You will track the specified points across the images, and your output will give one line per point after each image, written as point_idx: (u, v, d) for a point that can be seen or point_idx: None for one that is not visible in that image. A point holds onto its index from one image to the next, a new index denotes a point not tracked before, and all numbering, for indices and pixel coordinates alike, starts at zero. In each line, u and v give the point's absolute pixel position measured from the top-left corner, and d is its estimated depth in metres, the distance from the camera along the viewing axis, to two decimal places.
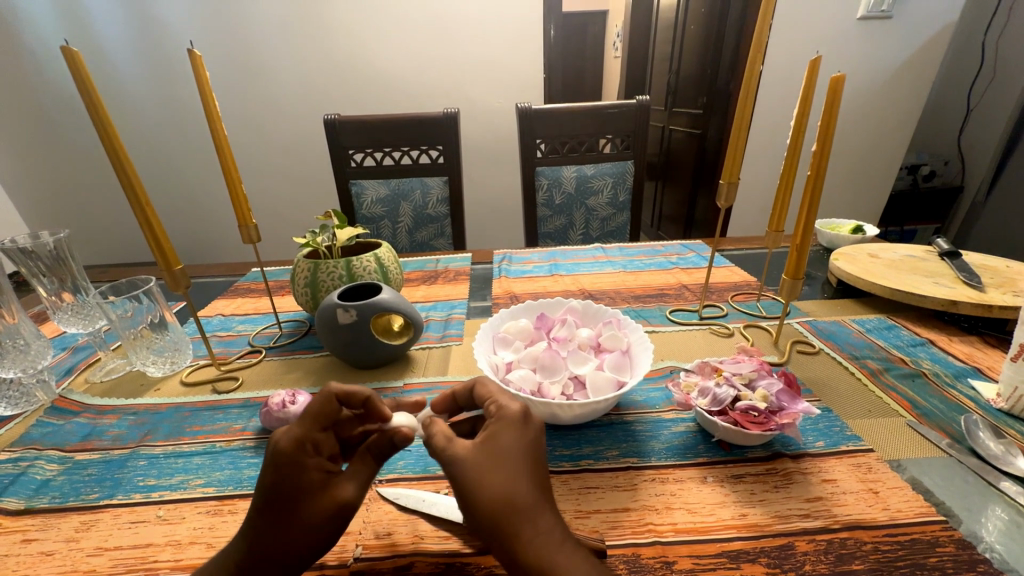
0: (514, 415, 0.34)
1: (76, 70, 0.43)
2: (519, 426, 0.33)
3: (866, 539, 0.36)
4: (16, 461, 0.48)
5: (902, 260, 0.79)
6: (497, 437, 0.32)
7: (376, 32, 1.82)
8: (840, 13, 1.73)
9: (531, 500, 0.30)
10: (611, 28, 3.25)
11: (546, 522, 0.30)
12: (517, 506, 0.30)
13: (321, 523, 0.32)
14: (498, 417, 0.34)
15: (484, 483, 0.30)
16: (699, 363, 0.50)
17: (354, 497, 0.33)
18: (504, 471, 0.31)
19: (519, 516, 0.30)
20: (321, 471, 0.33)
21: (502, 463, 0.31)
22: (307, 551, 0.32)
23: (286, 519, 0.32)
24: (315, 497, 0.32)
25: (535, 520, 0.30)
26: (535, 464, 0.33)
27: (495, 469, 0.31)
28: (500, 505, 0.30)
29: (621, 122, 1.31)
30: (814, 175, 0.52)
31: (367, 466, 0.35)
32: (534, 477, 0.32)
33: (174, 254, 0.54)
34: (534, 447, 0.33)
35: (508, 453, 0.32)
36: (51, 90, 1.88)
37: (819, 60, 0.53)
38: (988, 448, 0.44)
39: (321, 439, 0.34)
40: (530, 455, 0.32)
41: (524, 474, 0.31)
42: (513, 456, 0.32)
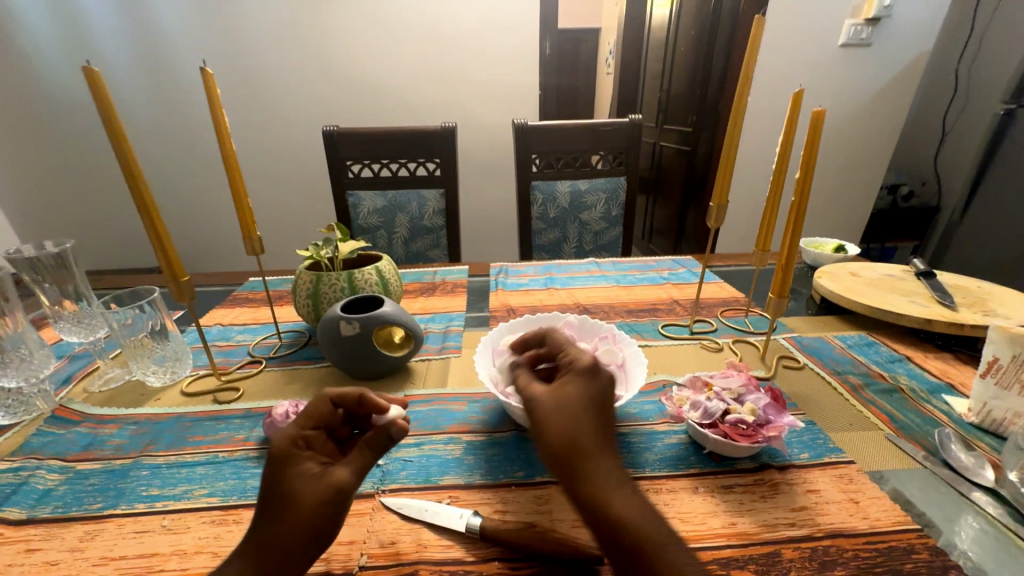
0: (584, 366, 0.40)
1: (94, 89, 0.44)
2: (584, 377, 0.39)
3: (848, 546, 0.39)
4: (16, 471, 0.48)
5: (881, 279, 0.83)
6: (566, 384, 0.39)
7: (376, 45, 1.86)
8: (823, 40, 1.81)
9: (593, 436, 0.35)
10: (604, 46, 3.34)
11: (608, 457, 0.34)
12: (579, 440, 0.34)
13: (314, 506, 0.34)
14: (569, 370, 0.40)
15: (553, 419, 0.36)
16: (690, 378, 0.53)
17: (346, 481, 0.35)
18: (566, 410, 0.37)
19: (583, 447, 0.34)
20: (315, 463, 0.36)
21: (569, 403, 0.37)
22: (307, 539, 0.33)
23: (280, 509, 0.33)
24: (310, 486, 0.34)
25: (595, 453, 0.34)
26: (599, 409, 0.37)
27: (562, 409, 0.37)
28: (566, 438, 0.35)
29: (614, 139, 1.35)
30: (798, 200, 0.56)
31: (361, 454, 0.37)
32: (595, 419, 0.36)
33: (181, 265, 0.55)
34: (598, 395, 0.38)
35: (573, 398, 0.37)
36: (44, 94, 1.87)
37: (802, 93, 0.57)
38: (960, 461, 0.47)
39: (313, 434, 0.37)
40: (592, 401, 0.37)
41: (587, 415, 0.36)
42: (579, 400, 0.37)
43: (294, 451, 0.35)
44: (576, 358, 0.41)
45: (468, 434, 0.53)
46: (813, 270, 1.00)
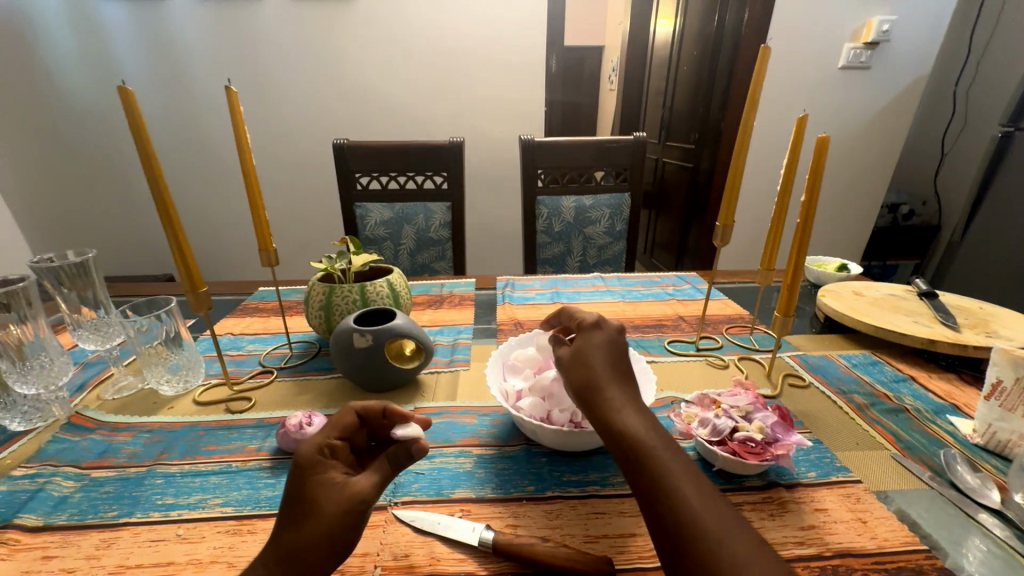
0: (589, 323, 0.45)
1: (128, 107, 0.46)
2: (590, 331, 0.44)
3: (857, 566, 0.39)
4: (33, 478, 0.49)
5: (884, 299, 0.84)
6: (581, 337, 0.44)
7: (386, 61, 1.90)
8: (824, 62, 1.86)
9: (601, 374, 0.40)
10: (608, 63, 3.40)
11: (618, 391, 0.39)
12: (591, 380, 0.40)
13: (333, 517, 0.34)
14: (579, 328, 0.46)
15: (569, 366, 0.42)
16: (698, 395, 0.54)
17: (367, 492, 0.35)
18: (581, 353, 0.42)
19: (593, 383, 0.39)
20: (338, 472, 0.36)
21: (583, 350, 0.42)
22: (328, 548, 0.33)
23: (303, 516, 0.34)
24: (335, 498, 0.34)
25: (604, 387, 0.39)
26: (606, 355, 0.42)
27: (574, 357, 0.42)
28: (580, 379, 0.40)
29: (618, 156, 1.37)
30: (803, 221, 0.57)
31: (382, 467, 0.37)
32: (603, 363, 0.41)
33: (200, 276, 0.57)
34: (604, 344, 0.42)
35: (582, 347, 0.43)
36: (59, 103, 1.90)
37: (807, 118, 0.58)
38: (966, 481, 0.48)
39: (336, 443, 0.38)
40: (599, 348, 0.42)
41: (598, 358, 0.41)
42: (593, 346, 0.42)
43: (318, 460, 0.36)
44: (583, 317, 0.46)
45: (478, 447, 0.54)
46: (816, 288, 1.01)
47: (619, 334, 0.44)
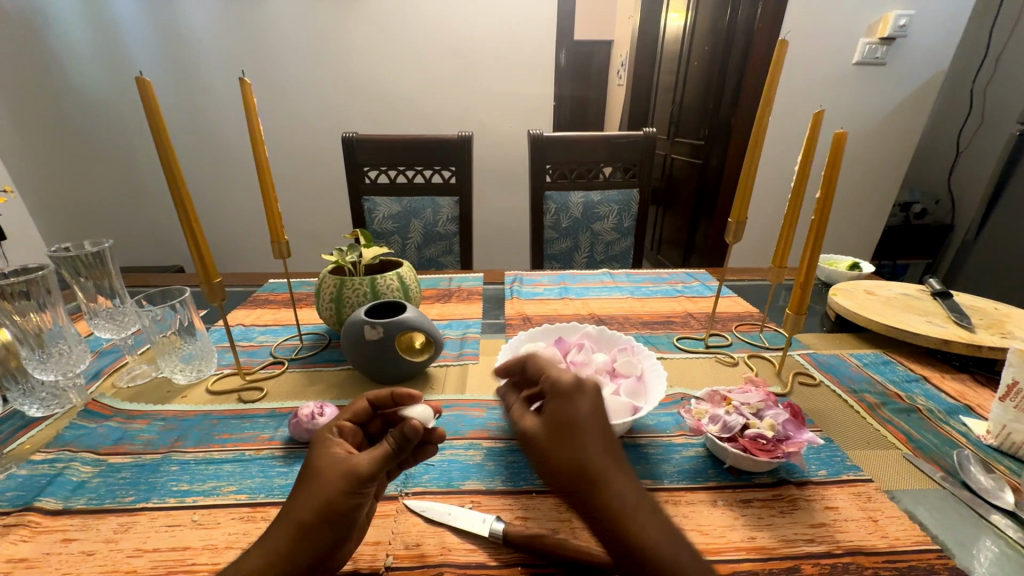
0: (566, 385, 0.35)
1: (146, 98, 0.46)
2: (570, 397, 0.34)
3: (867, 564, 0.39)
4: (52, 462, 0.50)
5: (897, 298, 0.83)
6: (557, 407, 0.34)
7: (395, 55, 1.90)
8: (838, 57, 1.83)
9: (595, 457, 0.31)
10: (617, 58, 3.37)
11: (621, 479, 0.31)
12: (586, 468, 0.31)
13: (331, 485, 0.36)
14: (554, 392, 0.36)
15: (551, 451, 0.32)
16: (709, 392, 0.53)
17: (364, 465, 0.37)
18: (563, 432, 0.33)
19: (588, 473, 0.30)
20: (343, 450, 0.40)
21: (565, 426, 0.33)
22: (319, 514, 0.35)
23: (305, 483, 0.37)
24: (333, 465, 0.37)
25: (605, 479, 0.30)
26: (596, 429, 0.33)
27: (557, 438, 0.33)
28: (570, 469, 0.31)
29: (628, 152, 1.36)
30: (818, 218, 0.56)
31: (381, 444, 0.39)
32: (595, 443, 0.32)
33: (214, 267, 0.57)
34: (591, 413, 0.33)
35: (565, 422, 0.33)
36: (72, 95, 1.92)
37: (823, 113, 0.58)
38: (979, 482, 0.47)
39: (346, 427, 0.42)
40: (585, 421, 0.33)
41: (588, 437, 0.32)
42: (578, 419, 0.33)
43: (326, 436, 0.40)
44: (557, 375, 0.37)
45: (488, 440, 0.54)
46: (827, 287, 1.00)
47: (599, 393, 0.35)
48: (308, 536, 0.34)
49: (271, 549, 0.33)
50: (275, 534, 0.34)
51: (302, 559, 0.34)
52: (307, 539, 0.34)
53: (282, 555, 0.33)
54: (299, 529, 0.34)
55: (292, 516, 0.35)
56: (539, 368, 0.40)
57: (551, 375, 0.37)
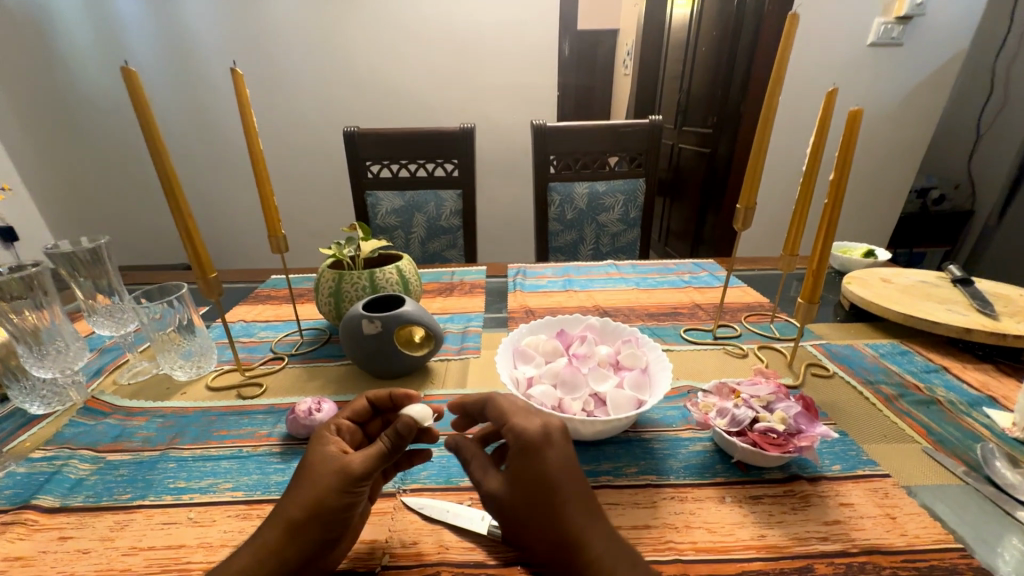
0: (532, 439, 0.34)
1: (132, 87, 0.45)
2: (538, 453, 0.33)
3: (885, 564, 0.37)
4: (51, 460, 0.50)
5: (915, 286, 0.80)
6: (524, 465, 0.33)
7: (395, 48, 1.87)
8: (851, 39, 1.77)
9: (572, 516, 0.32)
10: (622, 47, 3.31)
11: (599, 532, 0.31)
12: (566, 530, 0.31)
13: (325, 484, 0.36)
14: (518, 445, 0.34)
15: (525, 515, 0.33)
16: (716, 384, 0.51)
17: (359, 462, 0.37)
18: (537, 492, 0.32)
19: (568, 535, 0.31)
20: (339, 447, 0.39)
21: (537, 485, 0.33)
22: (311, 515, 0.34)
23: (298, 479, 0.36)
24: (328, 464, 0.37)
25: (585, 540, 0.31)
26: (569, 487, 0.33)
27: (531, 499, 0.33)
28: (551, 529, 0.32)
29: (634, 141, 1.33)
30: (833, 202, 0.54)
31: (377, 441, 0.38)
32: (570, 501, 0.32)
33: (210, 262, 0.57)
34: (560, 468, 0.33)
35: (536, 484, 0.33)
36: (79, 97, 1.94)
37: (838, 91, 0.55)
38: (1005, 477, 0.45)
39: (344, 424, 0.42)
40: (558, 481, 0.33)
41: (564, 495, 0.32)
42: (548, 475, 0.33)
43: (323, 432, 0.40)
44: (519, 427, 0.35)
45: None
46: (841, 276, 0.97)
47: (565, 440, 0.34)
48: (300, 534, 0.34)
49: (262, 545, 0.33)
50: (268, 530, 0.34)
51: (293, 557, 0.33)
52: (298, 538, 0.34)
53: (274, 553, 0.33)
54: (292, 527, 0.34)
55: (284, 513, 0.34)
56: (497, 412, 0.38)
57: (513, 424, 0.35)
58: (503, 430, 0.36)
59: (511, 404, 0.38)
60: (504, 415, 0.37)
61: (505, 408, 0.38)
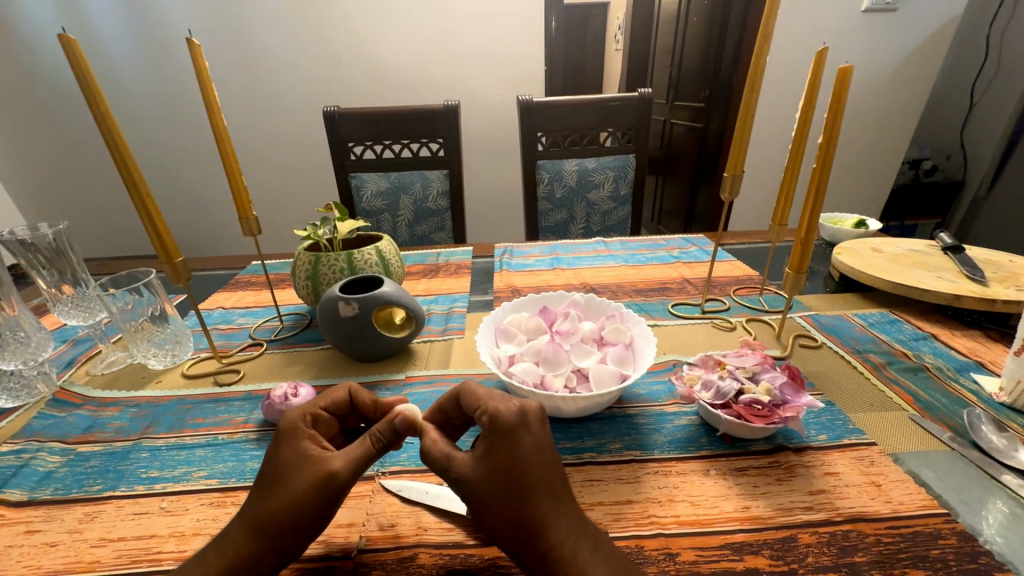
0: (508, 423, 0.32)
1: (71, 54, 0.43)
2: (512, 438, 0.32)
3: (868, 532, 0.37)
4: (18, 453, 0.48)
5: (905, 254, 0.79)
6: (498, 452, 0.32)
7: (375, 23, 1.80)
8: (845, 6, 1.72)
9: (541, 501, 0.31)
10: (613, 20, 3.22)
11: (565, 518, 0.31)
12: (532, 515, 0.31)
13: (304, 489, 0.33)
14: (494, 430, 0.33)
15: (493, 501, 0.31)
16: (702, 357, 0.50)
17: (340, 469, 0.34)
18: (508, 479, 0.31)
19: (534, 519, 0.31)
20: (317, 446, 0.36)
21: (510, 471, 0.31)
22: (290, 522, 0.33)
23: (272, 483, 0.34)
24: (307, 468, 0.34)
25: (549, 523, 0.31)
26: (541, 472, 0.32)
27: (501, 485, 0.31)
28: (519, 515, 0.31)
29: (623, 115, 1.29)
30: (820, 167, 0.52)
31: (361, 444, 0.36)
32: (540, 487, 0.31)
33: (175, 246, 0.54)
34: (534, 454, 0.32)
35: (507, 470, 0.32)
36: (49, 84, 1.87)
37: (826, 49, 0.52)
38: (990, 441, 0.44)
39: (321, 416, 0.39)
40: (531, 468, 0.32)
41: (538, 480, 0.31)
42: (523, 462, 0.32)
43: (297, 425, 0.36)
44: (495, 410, 0.33)
45: None
46: (832, 247, 0.96)
47: (544, 427, 0.33)
48: (275, 543, 0.33)
49: (234, 556, 0.32)
50: (240, 539, 0.32)
51: (269, 564, 0.32)
52: (273, 547, 0.33)
53: (246, 563, 0.32)
54: (267, 537, 0.32)
55: (256, 522, 0.33)
56: (469, 398, 0.36)
57: (489, 408, 0.34)
58: (476, 415, 0.35)
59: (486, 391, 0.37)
60: (478, 401, 0.35)
61: (479, 394, 0.36)
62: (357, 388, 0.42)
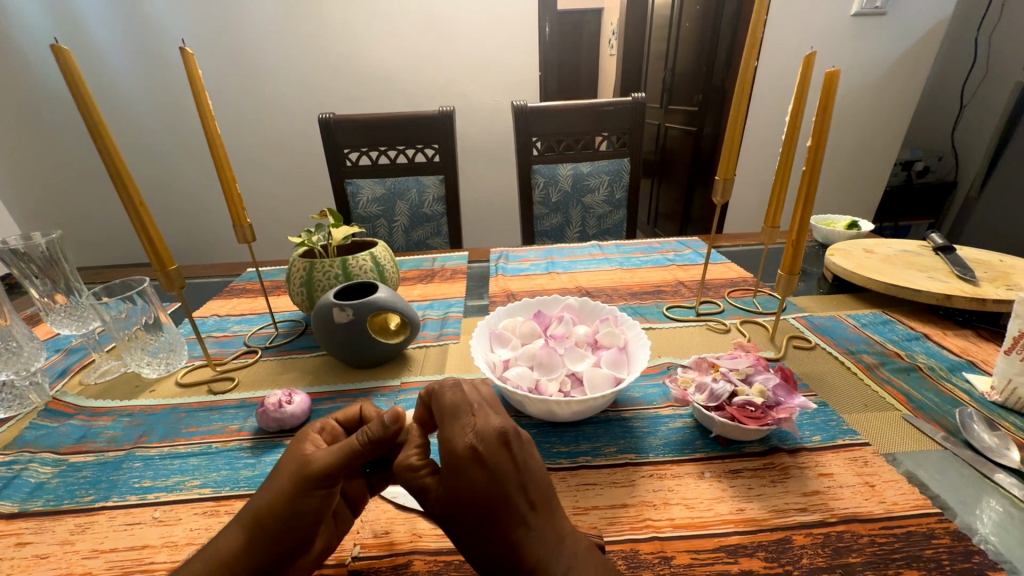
0: (462, 458, 0.30)
1: (64, 65, 0.43)
2: (465, 474, 0.29)
3: (862, 532, 0.37)
4: (10, 464, 0.48)
5: (897, 255, 0.79)
6: (455, 483, 0.30)
7: (369, 30, 1.81)
8: (835, 10, 1.73)
9: (511, 526, 0.29)
10: (607, 25, 3.25)
11: (543, 537, 0.29)
12: (503, 544, 0.29)
13: (286, 481, 0.34)
14: (449, 460, 0.30)
15: (465, 527, 0.30)
16: (696, 359, 0.51)
17: (320, 461, 0.34)
18: (474, 510, 0.29)
19: (507, 544, 0.29)
20: (314, 446, 0.37)
21: (472, 501, 0.29)
22: (272, 517, 0.33)
23: (267, 478, 0.35)
24: (294, 460, 0.35)
25: (523, 550, 0.29)
26: (506, 497, 0.29)
27: (468, 515, 0.29)
28: (494, 540, 0.29)
29: (617, 119, 1.29)
30: (810, 170, 0.52)
31: (349, 439, 0.35)
32: (510, 512, 0.29)
33: (169, 254, 0.54)
34: (497, 481, 0.29)
35: (469, 499, 0.29)
36: (42, 91, 1.87)
37: (813, 54, 0.53)
38: (982, 441, 0.45)
39: (329, 424, 0.40)
40: (493, 495, 0.29)
41: (504, 508, 0.29)
42: (484, 490, 0.29)
43: (305, 427, 0.38)
44: (445, 442, 0.30)
45: None
46: (825, 248, 0.97)
47: (502, 450, 0.30)
48: (254, 540, 0.33)
49: (217, 548, 0.32)
50: (226, 534, 0.33)
51: (245, 565, 0.32)
52: (253, 543, 0.32)
53: (223, 560, 0.32)
54: (248, 531, 0.33)
55: (243, 516, 0.34)
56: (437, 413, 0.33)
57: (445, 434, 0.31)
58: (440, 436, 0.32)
59: (452, 404, 0.33)
60: (440, 419, 0.33)
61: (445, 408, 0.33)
62: (368, 403, 0.42)
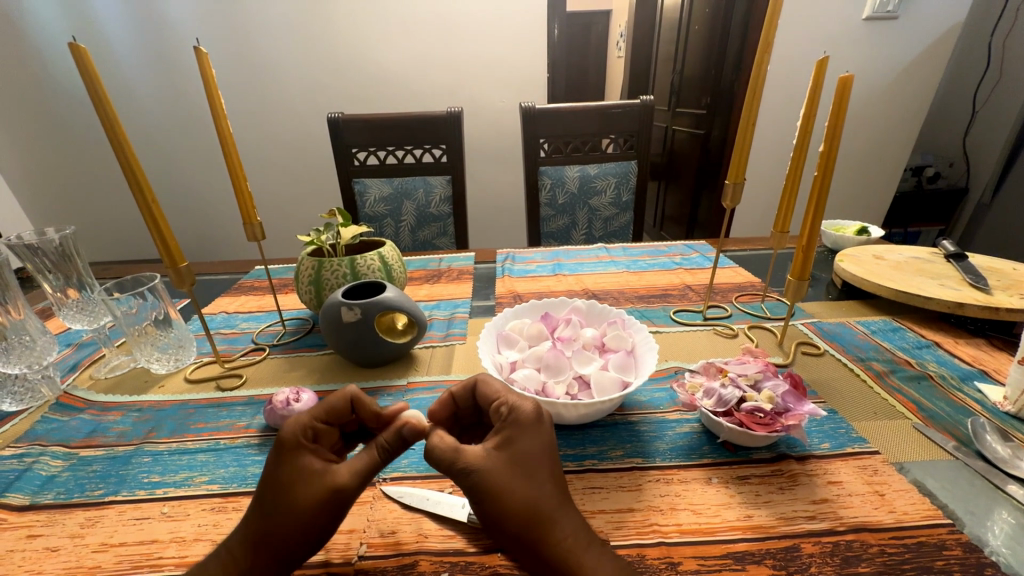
0: (529, 419, 0.34)
1: (82, 64, 0.44)
2: (531, 432, 0.33)
3: (872, 542, 0.36)
4: (21, 457, 0.48)
5: (908, 262, 0.79)
6: (517, 445, 0.33)
7: (378, 32, 1.82)
8: (846, 15, 1.72)
9: (549, 497, 0.32)
10: (615, 27, 3.25)
11: (568, 518, 0.32)
12: (539, 508, 0.31)
13: (311, 503, 0.33)
14: (513, 423, 0.34)
15: (506, 494, 0.31)
16: (704, 364, 0.50)
17: (347, 484, 0.34)
18: (526, 473, 0.32)
19: (542, 514, 0.31)
20: (319, 459, 0.35)
21: (527, 463, 0.32)
22: (300, 537, 0.33)
23: (275, 500, 0.33)
24: (313, 485, 0.33)
25: (553, 524, 0.31)
26: (550, 468, 0.33)
27: (517, 478, 0.32)
28: (529, 511, 0.31)
29: (625, 122, 1.29)
30: (822, 174, 0.52)
31: (369, 454, 0.36)
32: (549, 484, 0.32)
33: (180, 250, 0.54)
34: (547, 445, 0.33)
35: (525, 463, 0.32)
36: (56, 89, 1.89)
37: (826, 58, 0.52)
38: (995, 451, 0.44)
39: (319, 427, 0.37)
40: (542, 463, 0.33)
41: (547, 476, 0.32)
42: (540, 453, 0.33)
43: (298, 441, 0.35)
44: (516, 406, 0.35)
45: None
46: (834, 254, 0.96)
47: (553, 427, 0.35)
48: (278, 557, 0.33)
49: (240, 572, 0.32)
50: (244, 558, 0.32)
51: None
52: (277, 560, 0.33)
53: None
54: (270, 552, 0.32)
55: (260, 539, 0.33)
56: (485, 389, 0.38)
57: (509, 402, 0.35)
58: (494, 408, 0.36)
59: (504, 385, 0.39)
60: (495, 393, 0.37)
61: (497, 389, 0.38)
62: (358, 394, 0.40)
